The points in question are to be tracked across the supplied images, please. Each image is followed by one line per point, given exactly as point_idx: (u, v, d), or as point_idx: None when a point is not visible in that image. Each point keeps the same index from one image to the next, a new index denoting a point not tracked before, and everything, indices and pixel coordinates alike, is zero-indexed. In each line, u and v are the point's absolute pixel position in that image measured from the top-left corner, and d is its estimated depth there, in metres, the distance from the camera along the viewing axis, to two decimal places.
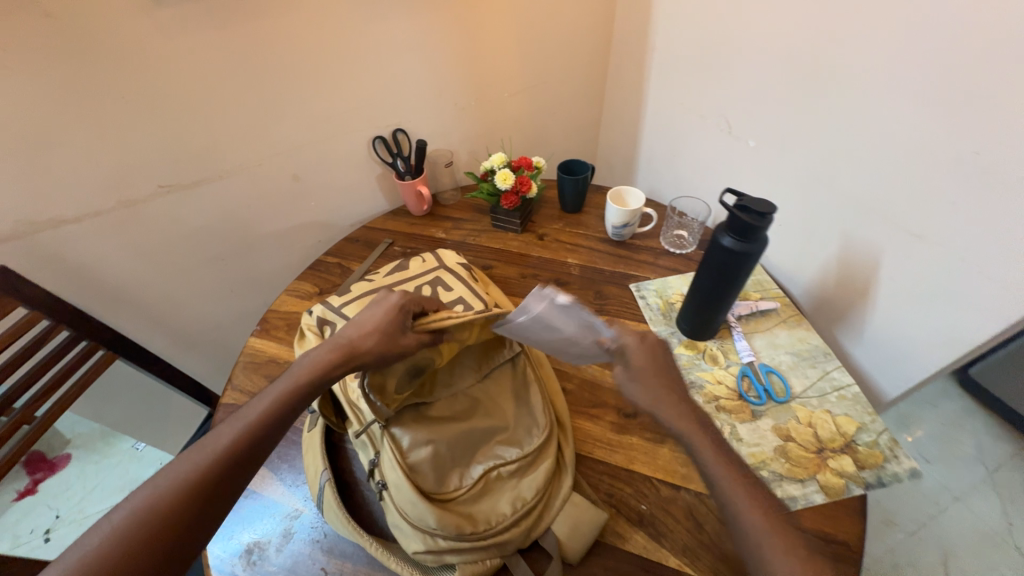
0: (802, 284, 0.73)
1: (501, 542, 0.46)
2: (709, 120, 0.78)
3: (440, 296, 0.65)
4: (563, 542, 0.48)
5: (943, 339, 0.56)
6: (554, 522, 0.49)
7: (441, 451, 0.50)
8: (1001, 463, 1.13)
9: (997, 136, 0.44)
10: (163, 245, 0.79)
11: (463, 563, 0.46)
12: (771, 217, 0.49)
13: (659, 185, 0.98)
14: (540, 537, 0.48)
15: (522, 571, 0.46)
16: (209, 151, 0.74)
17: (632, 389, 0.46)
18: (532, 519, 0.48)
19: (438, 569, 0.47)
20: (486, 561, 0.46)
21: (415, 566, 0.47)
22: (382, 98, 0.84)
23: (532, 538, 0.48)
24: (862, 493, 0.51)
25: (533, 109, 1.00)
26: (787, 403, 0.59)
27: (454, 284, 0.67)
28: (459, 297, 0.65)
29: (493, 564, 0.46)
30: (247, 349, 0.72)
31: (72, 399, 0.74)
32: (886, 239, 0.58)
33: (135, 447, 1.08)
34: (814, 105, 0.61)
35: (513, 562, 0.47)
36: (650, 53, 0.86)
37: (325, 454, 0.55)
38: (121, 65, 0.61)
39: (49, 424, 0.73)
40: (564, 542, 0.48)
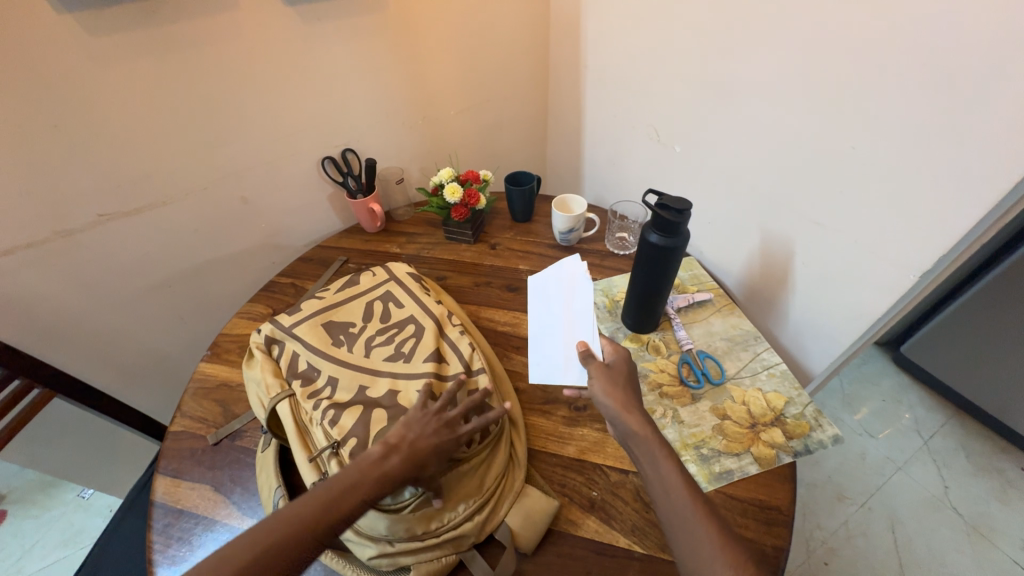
0: (733, 276, 0.79)
1: (455, 538, 0.48)
2: (639, 129, 0.85)
3: (392, 313, 0.67)
4: (516, 533, 0.50)
5: (847, 313, 0.62)
6: (508, 515, 0.51)
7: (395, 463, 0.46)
8: (935, 432, 1.23)
9: (869, 132, 0.52)
10: (106, 276, 0.77)
11: (418, 563, 0.47)
12: (687, 214, 0.54)
13: (602, 191, 1.04)
14: (494, 530, 0.50)
15: (479, 566, 0.48)
16: (152, 176, 0.74)
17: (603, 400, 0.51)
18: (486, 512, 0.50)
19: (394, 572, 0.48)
20: (442, 559, 0.48)
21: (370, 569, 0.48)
22: (329, 119, 0.86)
23: (487, 532, 0.50)
24: (791, 460, 0.55)
25: (479, 125, 1.04)
26: (723, 385, 0.64)
27: (405, 299, 0.68)
28: (410, 314, 0.66)
29: (449, 561, 0.48)
30: (197, 374, 0.71)
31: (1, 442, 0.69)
32: (796, 229, 0.64)
33: (81, 495, 1.03)
34: (724, 111, 0.67)
35: (470, 559, 0.48)
36: (584, 69, 0.93)
37: (279, 473, 0.55)
38: (55, 93, 0.61)
39: None
40: (517, 533, 0.50)
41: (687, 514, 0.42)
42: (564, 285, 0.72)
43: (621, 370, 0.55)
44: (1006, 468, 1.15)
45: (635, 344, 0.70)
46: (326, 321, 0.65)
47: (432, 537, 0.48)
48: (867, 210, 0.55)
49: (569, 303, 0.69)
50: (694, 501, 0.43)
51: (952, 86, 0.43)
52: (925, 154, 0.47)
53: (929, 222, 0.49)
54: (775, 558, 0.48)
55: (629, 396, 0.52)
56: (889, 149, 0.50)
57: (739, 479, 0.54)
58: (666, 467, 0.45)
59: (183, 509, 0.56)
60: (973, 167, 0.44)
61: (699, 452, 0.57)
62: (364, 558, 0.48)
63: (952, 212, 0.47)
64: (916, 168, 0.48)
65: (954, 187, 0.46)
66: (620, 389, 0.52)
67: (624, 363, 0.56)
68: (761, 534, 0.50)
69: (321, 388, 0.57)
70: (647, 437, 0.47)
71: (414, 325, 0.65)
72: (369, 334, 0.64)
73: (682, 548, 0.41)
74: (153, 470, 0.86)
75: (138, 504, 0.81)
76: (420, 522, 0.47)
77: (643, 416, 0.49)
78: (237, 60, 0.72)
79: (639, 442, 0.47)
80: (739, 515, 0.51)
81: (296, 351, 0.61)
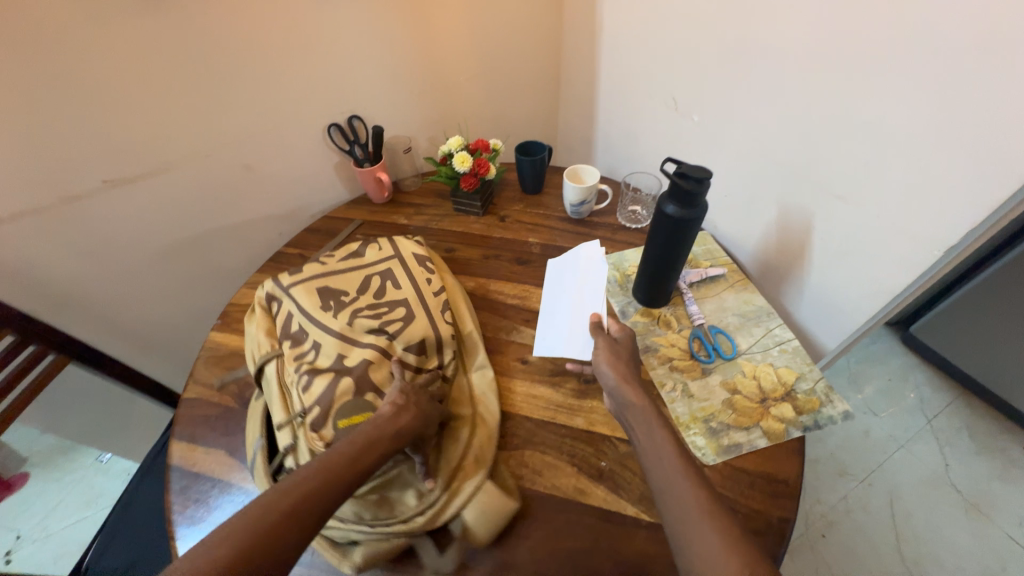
0: (748, 251, 0.78)
1: (408, 522, 0.49)
2: (656, 97, 0.81)
3: (388, 292, 0.66)
4: (469, 528, 0.49)
5: (865, 288, 0.61)
6: (463, 510, 0.50)
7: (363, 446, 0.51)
8: (940, 411, 1.23)
9: (901, 98, 0.48)
10: (113, 243, 0.76)
11: (369, 540, 0.49)
12: (708, 182, 0.52)
13: (615, 163, 1.01)
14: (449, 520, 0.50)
15: (426, 552, 0.49)
16: (154, 143, 0.72)
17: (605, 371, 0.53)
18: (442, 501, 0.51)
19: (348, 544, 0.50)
20: (393, 541, 0.49)
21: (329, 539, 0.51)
22: (334, 85, 0.83)
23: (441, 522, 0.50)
24: (800, 435, 0.55)
25: (489, 92, 1.01)
26: (734, 359, 0.63)
27: (403, 280, 0.67)
28: (404, 299, 0.65)
29: (397, 545, 0.49)
30: (208, 343, 0.71)
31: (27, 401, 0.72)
32: (816, 203, 0.62)
33: (100, 459, 1.03)
34: (748, 77, 0.64)
35: (419, 542, 0.49)
36: (599, 32, 0.88)
37: (263, 424, 0.58)
38: (51, 55, 0.59)
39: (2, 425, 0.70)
40: (471, 529, 0.49)
41: (681, 483, 0.41)
42: (579, 266, 0.74)
43: (626, 346, 0.56)
44: (1009, 447, 1.15)
45: (645, 319, 0.69)
46: (322, 286, 0.65)
47: (382, 524, 0.49)
48: (892, 184, 0.52)
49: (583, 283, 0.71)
50: (687, 472, 0.42)
51: (993, 47, 0.40)
52: (957, 123, 0.44)
53: (960, 195, 0.46)
54: (781, 529, 0.49)
55: (631, 371, 0.53)
56: (916, 118, 0.48)
57: (746, 452, 0.54)
58: (663, 437, 0.45)
59: (199, 472, 0.58)
60: (1008, 138, 0.41)
61: (708, 425, 0.57)
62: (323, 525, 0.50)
63: (983, 186, 0.44)
64: (943, 138, 0.46)
65: (987, 159, 0.43)
66: (624, 364, 0.53)
67: (630, 340, 0.57)
68: (768, 506, 0.50)
69: (306, 350, 0.59)
70: (646, 408, 0.48)
71: (404, 308, 0.64)
72: (359, 305, 0.64)
73: (674, 518, 0.40)
74: (168, 435, 0.89)
75: (156, 466, 0.83)
76: (370, 508, 0.50)
77: (641, 388, 0.50)
78: (233, 19, 0.69)
79: (637, 413, 0.48)
80: (746, 487, 0.52)
81: (291, 310, 0.63)
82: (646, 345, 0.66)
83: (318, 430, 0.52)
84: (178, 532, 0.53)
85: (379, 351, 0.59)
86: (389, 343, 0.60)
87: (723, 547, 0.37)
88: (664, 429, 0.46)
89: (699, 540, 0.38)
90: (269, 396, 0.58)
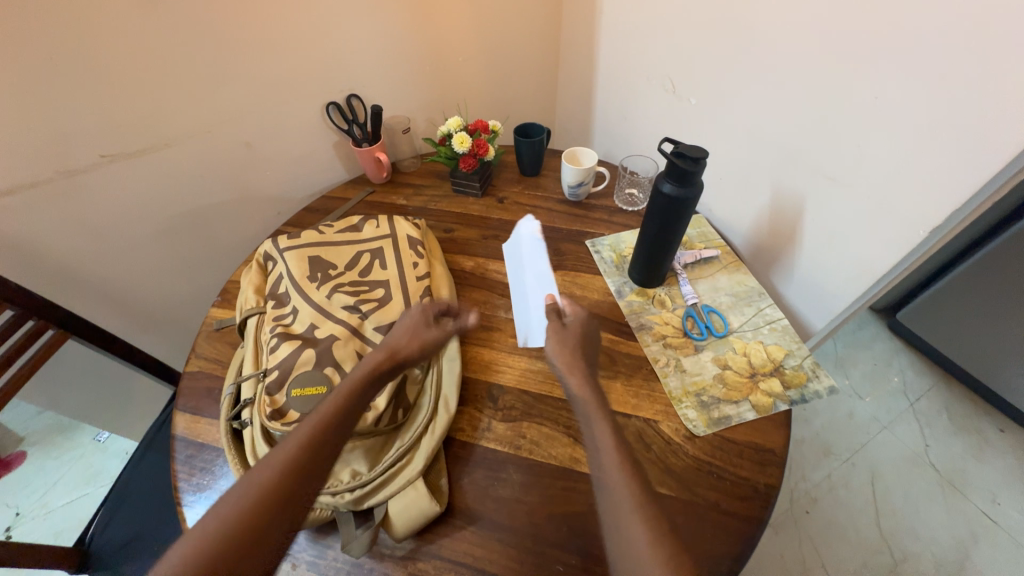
0: (741, 234, 0.79)
1: (335, 498, 0.48)
2: (655, 80, 0.81)
3: (374, 272, 0.66)
4: (390, 518, 0.48)
5: (853, 268, 0.62)
6: (391, 497, 0.49)
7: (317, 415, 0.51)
8: (922, 394, 1.27)
9: (892, 81, 0.49)
10: (112, 219, 0.76)
11: None
12: (703, 162, 0.54)
13: (613, 147, 1.01)
14: (375, 505, 0.49)
15: (345, 528, 0.49)
16: (153, 117, 0.72)
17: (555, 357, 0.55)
18: (377, 484, 0.49)
19: None
20: (319, 511, 0.49)
21: None
22: (332, 63, 0.83)
23: (366, 505, 0.49)
24: (787, 408, 0.58)
25: (488, 74, 1.00)
26: (726, 337, 0.65)
27: (391, 262, 0.67)
28: (385, 280, 0.65)
29: (322, 516, 0.49)
30: (209, 318, 0.72)
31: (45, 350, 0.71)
32: (808, 186, 0.64)
33: (97, 438, 1.06)
34: (744, 62, 0.65)
35: (342, 518, 0.49)
36: (598, 14, 0.88)
37: (237, 372, 0.60)
38: (47, 24, 0.58)
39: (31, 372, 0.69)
40: (391, 518, 0.48)
41: (608, 457, 0.44)
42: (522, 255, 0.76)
43: (575, 334, 0.58)
44: (986, 429, 1.20)
45: (641, 298, 0.71)
46: (314, 255, 0.67)
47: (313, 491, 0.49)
48: (880, 166, 0.54)
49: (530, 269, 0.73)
50: (617, 445, 0.45)
51: (985, 29, 0.41)
52: (945, 105, 0.46)
53: (944, 177, 0.48)
54: (766, 495, 0.51)
55: (577, 356, 0.55)
56: (907, 100, 0.49)
57: (735, 424, 0.57)
58: (598, 417, 0.48)
59: (204, 442, 0.59)
60: (995, 118, 0.42)
61: (699, 399, 0.59)
62: None
63: (968, 167, 0.46)
64: (932, 120, 0.47)
65: (975, 143, 0.44)
66: (570, 346, 0.56)
67: (581, 325, 0.59)
68: (755, 473, 0.53)
69: (285, 314, 0.61)
70: (585, 389, 0.51)
71: (383, 290, 0.64)
72: (341, 281, 0.65)
73: (601, 486, 0.43)
74: (170, 409, 0.89)
75: (158, 441, 0.84)
76: None
77: (587, 378, 0.52)
78: None
79: (579, 392, 0.51)
80: (735, 457, 0.54)
81: (281, 273, 0.65)
82: (641, 323, 0.68)
83: (271, 395, 0.53)
84: (184, 499, 0.55)
85: (350, 330, 0.59)
86: (360, 323, 0.60)
87: (644, 539, 0.39)
88: (608, 424, 0.47)
89: (627, 530, 0.40)
90: (245, 348, 0.61)
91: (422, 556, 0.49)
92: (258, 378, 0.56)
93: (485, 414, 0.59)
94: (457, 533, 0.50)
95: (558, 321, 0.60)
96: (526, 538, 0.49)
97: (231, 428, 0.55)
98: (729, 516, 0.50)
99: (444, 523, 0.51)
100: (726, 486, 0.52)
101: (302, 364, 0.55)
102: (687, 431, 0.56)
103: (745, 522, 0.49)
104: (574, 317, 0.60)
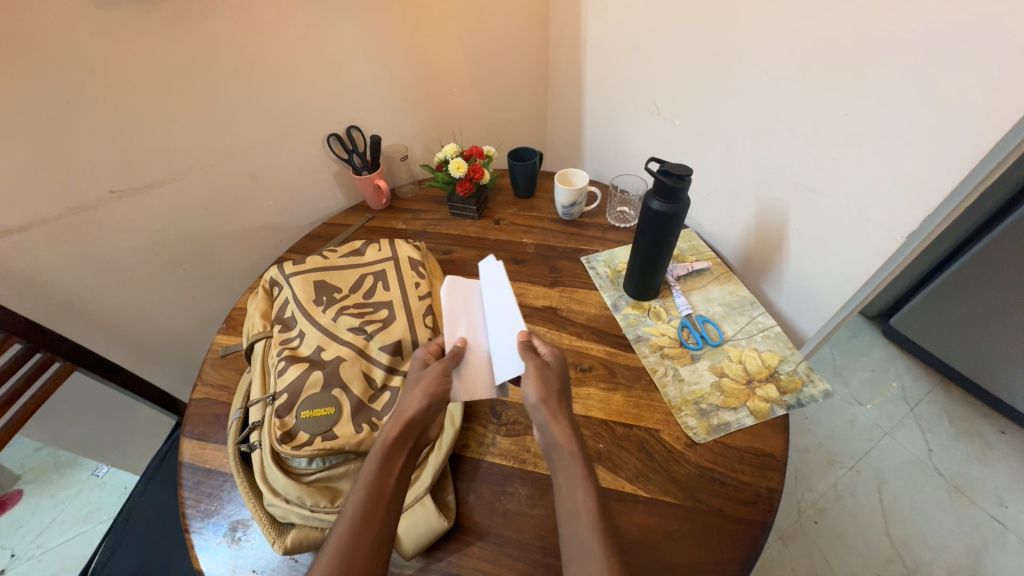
0: (730, 246, 0.82)
1: None
2: (640, 104, 0.86)
3: (377, 293, 0.68)
4: (399, 537, 0.48)
5: (839, 274, 0.65)
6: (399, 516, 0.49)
7: (325, 436, 0.52)
8: (921, 399, 1.28)
9: (863, 97, 0.53)
10: (120, 251, 0.78)
11: (304, 525, 0.49)
12: (689, 178, 0.57)
13: (603, 167, 1.05)
14: None
15: None
16: (161, 152, 0.75)
17: (528, 388, 0.50)
18: None
19: (287, 524, 0.51)
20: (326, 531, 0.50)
21: (268, 515, 0.51)
22: (333, 97, 0.87)
23: None
24: (784, 412, 0.59)
25: (481, 102, 1.05)
26: (721, 345, 0.67)
27: (394, 283, 0.69)
28: (389, 301, 0.67)
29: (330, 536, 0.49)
30: (215, 345, 0.73)
31: (60, 376, 0.73)
32: (789, 197, 0.67)
33: (96, 474, 1.02)
34: (723, 86, 0.69)
35: None
36: (584, 44, 0.93)
37: (244, 396, 0.61)
38: (65, 69, 0.62)
39: (45, 398, 0.71)
40: (400, 537, 0.48)
41: (586, 536, 0.41)
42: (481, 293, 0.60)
43: (555, 370, 0.52)
44: (987, 431, 1.20)
45: (637, 310, 0.73)
46: (319, 279, 0.69)
47: (322, 511, 0.49)
48: (857, 175, 0.57)
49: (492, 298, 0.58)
50: (596, 526, 0.41)
51: (939, 48, 0.45)
52: (913, 118, 0.49)
53: (918, 183, 0.51)
54: (769, 498, 0.52)
55: (562, 404, 0.49)
56: (877, 116, 0.53)
57: (735, 430, 0.58)
58: (581, 489, 0.43)
59: (211, 468, 0.60)
60: (956, 131, 0.46)
61: (698, 407, 0.60)
62: (266, 502, 0.51)
63: (938, 174, 0.49)
64: (899, 134, 0.51)
65: (943, 152, 0.48)
66: (553, 391, 0.49)
67: (559, 365, 0.53)
68: (756, 477, 0.54)
69: (292, 337, 0.62)
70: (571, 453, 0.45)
71: (386, 311, 0.66)
72: (347, 303, 0.67)
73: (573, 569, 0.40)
74: (174, 439, 0.89)
75: (161, 473, 0.83)
76: (315, 495, 0.50)
77: (570, 426, 0.48)
78: (238, 35, 0.73)
79: (561, 454, 0.46)
80: (736, 462, 0.55)
81: (286, 298, 0.67)
82: (638, 335, 0.69)
83: (281, 418, 0.54)
84: (192, 525, 0.55)
85: (356, 351, 0.61)
86: (366, 343, 0.62)
87: None
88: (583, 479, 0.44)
89: None
90: (252, 372, 0.62)
91: (430, 573, 0.49)
92: (267, 402, 0.57)
93: (490, 430, 0.60)
94: (467, 548, 0.50)
95: (537, 358, 0.52)
96: (535, 552, 0.50)
97: (239, 452, 0.55)
98: (733, 521, 0.50)
99: (453, 540, 0.51)
100: (729, 492, 0.53)
101: (309, 386, 0.57)
102: (688, 439, 0.57)
103: (750, 526, 0.50)
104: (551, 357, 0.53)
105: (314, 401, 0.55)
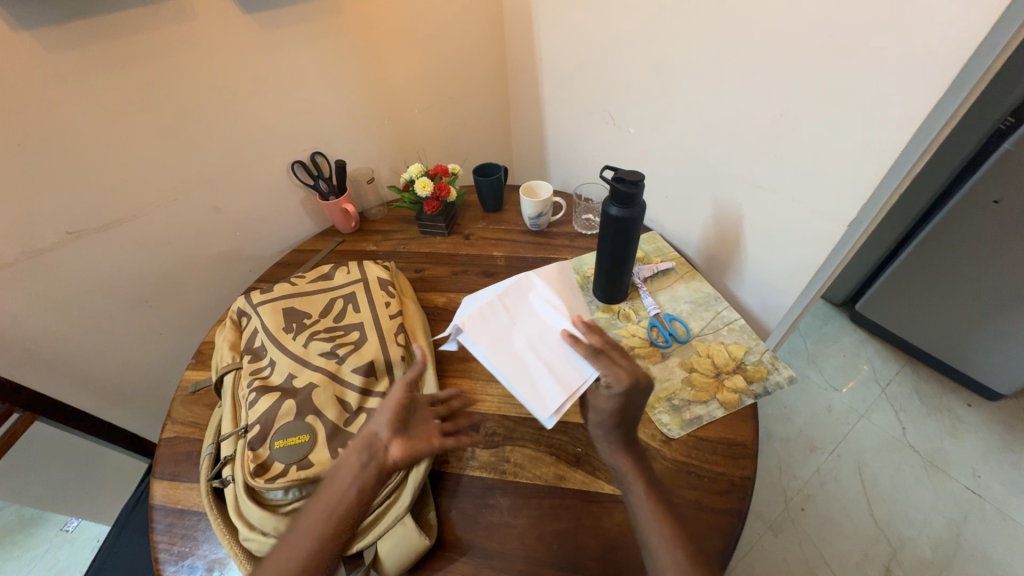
0: (692, 244, 0.85)
1: None
2: (596, 116, 0.89)
3: (348, 315, 0.68)
4: (382, 559, 0.48)
5: (795, 265, 0.68)
6: (381, 537, 0.49)
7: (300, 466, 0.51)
8: (891, 379, 1.32)
9: (794, 98, 0.57)
10: (81, 293, 0.77)
11: None
12: (641, 184, 0.59)
13: (566, 177, 1.08)
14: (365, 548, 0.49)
15: None
16: (122, 190, 0.74)
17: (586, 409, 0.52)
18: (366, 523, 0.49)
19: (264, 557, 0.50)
20: None
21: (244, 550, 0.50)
22: (297, 125, 0.89)
23: (356, 548, 0.49)
24: (752, 402, 0.61)
25: (443, 121, 1.08)
26: (689, 342, 0.69)
27: (363, 304, 0.70)
28: (360, 322, 0.67)
29: None
30: (184, 383, 0.72)
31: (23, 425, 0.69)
32: (739, 195, 0.71)
33: (66, 528, 1.06)
34: (670, 98, 0.73)
35: None
36: (539, 62, 0.97)
37: (215, 431, 0.60)
38: (15, 115, 0.61)
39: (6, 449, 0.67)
40: (383, 559, 0.48)
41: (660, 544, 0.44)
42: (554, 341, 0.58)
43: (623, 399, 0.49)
44: (956, 406, 1.26)
45: (607, 314, 0.75)
46: (288, 306, 0.69)
47: None
48: (798, 168, 0.61)
49: (545, 373, 0.55)
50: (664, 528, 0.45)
51: (852, 49, 0.50)
52: (843, 113, 0.53)
53: (855, 172, 0.55)
54: (743, 486, 0.53)
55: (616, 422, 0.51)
56: (812, 115, 0.56)
57: (706, 423, 0.59)
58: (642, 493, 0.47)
59: (185, 508, 0.58)
60: (886, 121, 0.50)
61: (671, 403, 0.62)
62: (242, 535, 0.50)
63: (869, 164, 0.53)
64: (832, 130, 0.55)
65: (872, 144, 0.52)
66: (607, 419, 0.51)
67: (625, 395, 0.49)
68: (730, 467, 0.55)
69: (263, 366, 0.62)
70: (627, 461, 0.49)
71: (358, 332, 0.66)
72: (317, 328, 0.66)
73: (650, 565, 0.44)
74: (147, 485, 0.86)
75: (130, 523, 0.79)
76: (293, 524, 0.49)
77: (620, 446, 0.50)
78: (198, 70, 0.74)
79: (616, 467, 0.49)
80: (710, 454, 0.56)
81: (255, 327, 0.67)
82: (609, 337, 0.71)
83: (255, 449, 0.53)
84: (165, 570, 0.53)
85: (327, 375, 0.60)
86: (338, 366, 0.61)
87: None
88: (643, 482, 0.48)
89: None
90: (222, 406, 0.61)
91: None
92: (239, 435, 0.56)
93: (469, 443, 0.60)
94: (452, 565, 0.50)
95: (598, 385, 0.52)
96: (519, 560, 0.50)
97: (212, 489, 0.54)
98: (710, 511, 0.52)
99: (436, 557, 0.51)
100: (706, 484, 0.54)
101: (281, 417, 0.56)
102: (662, 435, 0.58)
103: (726, 515, 0.51)
104: (615, 387, 0.49)
105: (287, 431, 0.54)
